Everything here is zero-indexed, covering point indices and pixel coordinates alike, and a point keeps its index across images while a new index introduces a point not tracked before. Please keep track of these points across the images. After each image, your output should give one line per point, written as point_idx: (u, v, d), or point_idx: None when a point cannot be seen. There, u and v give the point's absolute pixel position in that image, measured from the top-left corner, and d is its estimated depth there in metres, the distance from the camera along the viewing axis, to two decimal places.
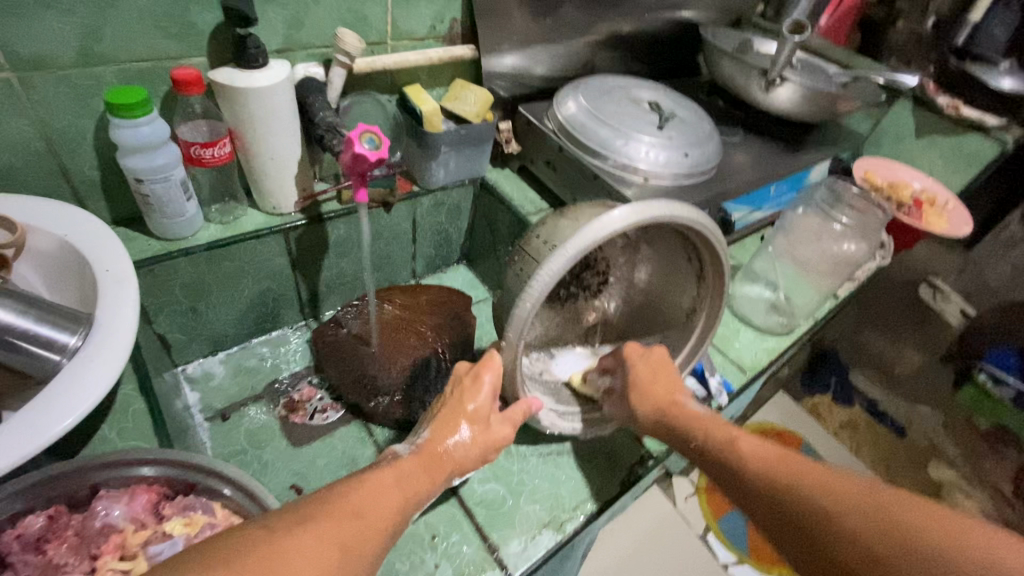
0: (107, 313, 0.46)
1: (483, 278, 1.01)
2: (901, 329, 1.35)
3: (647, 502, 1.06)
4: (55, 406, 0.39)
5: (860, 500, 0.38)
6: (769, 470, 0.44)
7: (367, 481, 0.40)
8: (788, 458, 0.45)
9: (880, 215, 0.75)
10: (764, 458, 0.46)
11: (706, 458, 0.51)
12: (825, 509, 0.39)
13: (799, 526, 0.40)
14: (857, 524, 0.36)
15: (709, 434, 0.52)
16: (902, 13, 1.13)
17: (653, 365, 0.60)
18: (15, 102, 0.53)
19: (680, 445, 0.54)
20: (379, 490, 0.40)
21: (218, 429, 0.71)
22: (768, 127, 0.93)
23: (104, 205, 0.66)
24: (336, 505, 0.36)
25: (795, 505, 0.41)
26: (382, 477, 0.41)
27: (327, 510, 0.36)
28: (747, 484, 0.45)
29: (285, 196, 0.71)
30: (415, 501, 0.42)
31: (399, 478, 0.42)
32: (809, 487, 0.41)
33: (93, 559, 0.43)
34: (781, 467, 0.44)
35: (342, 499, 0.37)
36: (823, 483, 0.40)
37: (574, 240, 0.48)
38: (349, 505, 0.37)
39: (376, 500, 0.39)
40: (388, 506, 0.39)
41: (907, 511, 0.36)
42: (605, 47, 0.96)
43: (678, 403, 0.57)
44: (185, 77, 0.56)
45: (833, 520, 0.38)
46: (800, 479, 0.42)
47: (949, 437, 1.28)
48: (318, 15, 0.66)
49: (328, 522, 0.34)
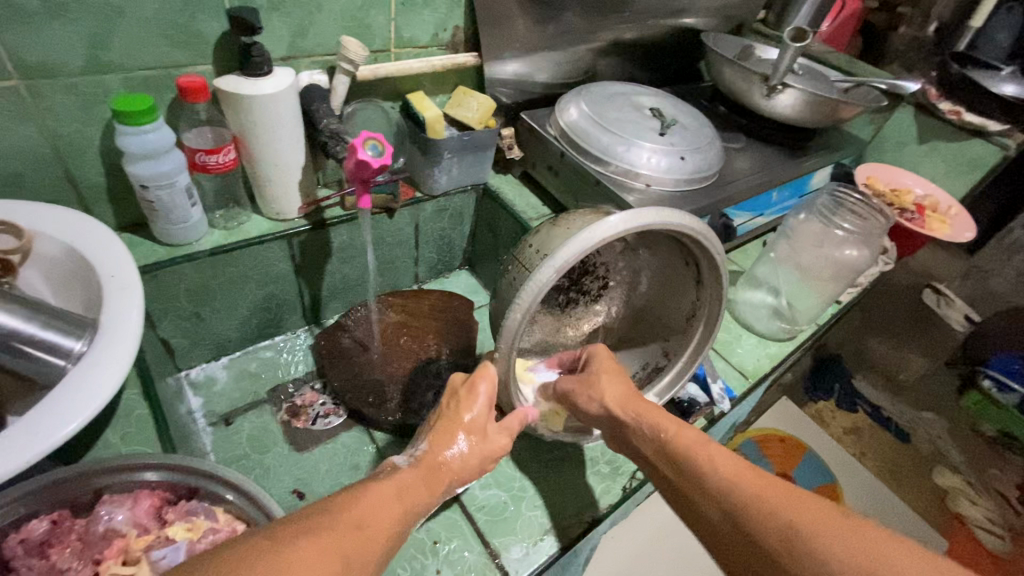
0: (112, 318, 0.47)
1: (485, 283, 1.01)
2: (905, 333, 1.38)
3: (650, 509, 1.06)
4: (60, 410, 0.40)
5: (835, 527, 0.41)
6: (744, 487, 0.46)
7: (367, 491, 0.40)
8: (758, 474, 0.47)
9: (881, 221, 0.75)
10: (736, 474, 0.48)
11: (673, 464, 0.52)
12: (801, 535, 0.42)
13: (772, 548, 0.43)
14: (831, 552, 0.40)
15: (680, 438, 0.53)
16: (904, 18, 1.16)
17: (615, 364, 0.61)
18: (23, 110, 0.54)
19: (646, 444, 0.55)
20: (379, 501, 0.40)
21: (220, 434, 0.72)
22: (770, 134, 0.92)
23: (109, 211, 0.66)
24: (337, 517, 0.36)
25: (770, 529, 0.43)
26: (382, 487, 0.41)
27: (329, 521, 0.36)
28: (721, 499, 0.47)
29: (288, 203, 0.72)
30: (414, 513, 0.42)
31: (399, 490, 0.42)
32: (784, 511, 0.43)
33: (96, 563, 0.43)
34: (754, 484, 0.46)
35: (343, 510, 0.37)
36: (796, 506, 0.43)
37: (564, 249, 0.48)
38: (350, 516, 0.37)
39: (375, 512, 0.39)
40: (388, 517, 0.39)
41: (875, 543, 0.40)
42: (607, 54, 0.96)
43: (643, 398, 0.58)
44: (190, 84, 0.57)
45: (809, 547, 0.41)
46: (775, 503, 0.44)
47: (953, 443, 1.26)
48: (322, 23, 0.67)
49: (329, 534, 0.34)
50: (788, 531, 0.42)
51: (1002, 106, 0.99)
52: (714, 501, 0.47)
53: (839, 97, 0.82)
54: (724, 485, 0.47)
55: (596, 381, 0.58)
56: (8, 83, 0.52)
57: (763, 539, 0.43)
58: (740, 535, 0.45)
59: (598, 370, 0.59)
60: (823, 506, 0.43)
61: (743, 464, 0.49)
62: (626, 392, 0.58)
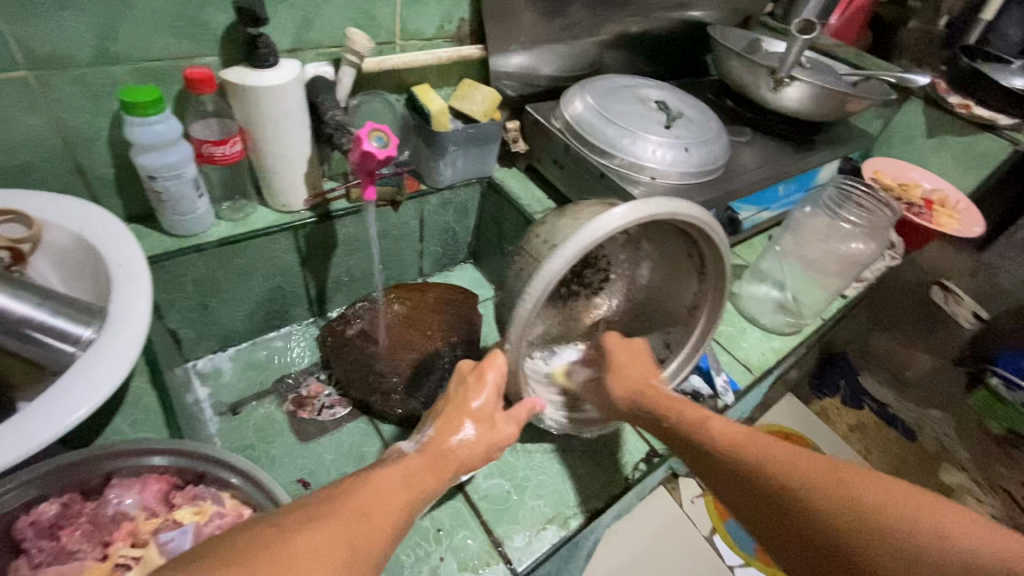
0: (120, 306, 0.47)
1: (489, 277, 1.01)
2: (910, 331, 1.34)
3: (652, 502, 1.06)
4: (69, 396, 0.40)
5: (827, 477, 0.42)
6: (749, 457, 0.47)
7: (373, 479, 0.41)
8: (755, 436, 0.49)
9: (888, 214, 0.74)
10: (736, 439, 0.50)
11: (682, 440, 0.54)
12: (794, 485, 0.43)
13: (774, 507, 0.44)
14: (822, 499, 0.41)
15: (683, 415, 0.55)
16: (914, 13, 1.12)
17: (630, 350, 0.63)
18: (33, 101, 0.55)
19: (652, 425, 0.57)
20: (385, 487, 0.40)
21: (227, 423, 0.72)
22: (777, 127, 0.92)
23: (117, 202, 0.67)
24: (343, 505, 0.36)
25: (767, 483, 0.45)
26: (386, 474, 0.42)
27: (335, 508, 0.36)
28: (725, 464, 0.49)
29: (294, 194, 0.72)
30: (422, 499, 0.43)
31: (406, 477, 0.43)
32: (779, 467, 0.45)
33: (105, 546, 0.44)
34: (752, 447, 0.48)
35: (349, 498, 0.37)
36: (792, 461, 0.45)
37: (574, 239, 0.48)
38: (356, 504, 0.37)
39: (381, 498, 0.39)
40: (395, 504, 0.39)
41: (866, 486, 0.40)
42: (613, 47, 0.96)
43: (655, 382, 0.60)
44: (197, 76, 0.57)
45: (803, 497, 0.42)
46: (772, 460, 0.46)
47: (960, 442, 1.26)
48: (328, 15, 0.67)
49: (336, 520, 0.35)
50: (781, 483, 0.44)
51: (1014, 100, 0.98)
52: (716, 468, 0.49)
53: (847, 91, 0.82)
54: (725, 450, 0.49)
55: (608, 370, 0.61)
56: (17, 73, 0.53)
57: (761, 495, 0.45)
58: (741, 494, 0.47)
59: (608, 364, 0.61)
60: (818, 459, 0.44)
61: (745, 431, 0.51)
62: (640, 379, 0.59)
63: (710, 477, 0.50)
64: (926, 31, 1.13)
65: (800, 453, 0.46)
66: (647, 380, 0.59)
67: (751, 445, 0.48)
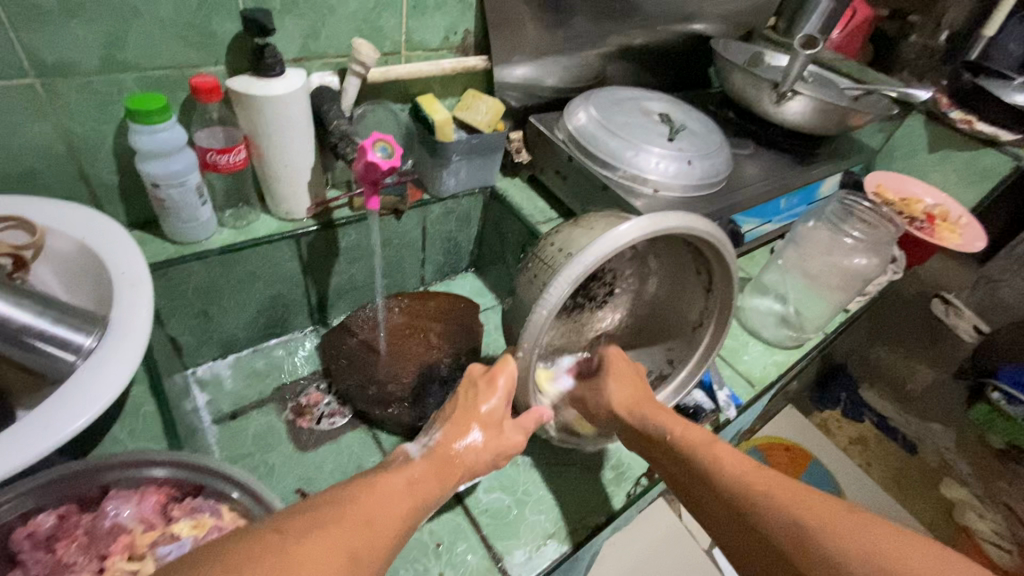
0: (121, 315, 0.47)
1: (491, 286, 1.01)
2: (913, 344, 1.33)
3: (652, 515, 1.05)
4: (69, 405, 0.40)
5: (843, 524, 0.40)
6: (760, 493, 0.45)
7: (377, 485, 0.40)
8: (762, 470, 0.47)
9: (892, 230, 0.75)
10: (746, 475, 0.47)
11: (688, 467, 0.52)
12: (808, 530, 0.41)
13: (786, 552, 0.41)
14: (839, 548, 0.39)
15: (691, 441, 0.53)
16: (915, 27, 1.14)
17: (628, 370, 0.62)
18: (39, 108, 0.55)
19: (656, 450, 0.56)
20: (387, 494, 0.40)
21: (226, 431, 0.72)
22: (779, 140, 0.92)
23: (121, 209, 0.67)
24: (345, 512, 0.36)
25: (782, 527, 0.42)
26: (390, 479, 0.41)
27: (338, 513, 0.36)
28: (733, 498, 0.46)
29: (298, 202, 0.72)
30: (425, 507, 0.42)
31: (410, 483, 0.42)
32: (792, 509, 0.43)
33: (101, 560, 0.42)
34: (762, 484, 0.46)
35: (352, 503, 0.37)
36: (811, 508, 0.42)
37: (593, 247, 0.48)
38: (358, 514, 0.36)
39: (386, 505, 0.39)
40: (398, 509, 0.39)
41: (883, 537, 0.39)
42: (617, 59, 0.97)
43: (652, 400, 0.59)
44: (203, 85, 0.57)
45: (819, 545, 0.40)
46: (782, 500, 0.44)
47: (961, 454, 1.27)
48: (334, 25, 0.67)
49: (338, 526, 0.34)
50: (793, 526, 0.42)
51: (1019, 117, 0.97)
52: (726, 504, 0.47)
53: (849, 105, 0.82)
54: (734, 485, 0.47)
55: (603, 386, 0.60)
56: (24, 81, 0.53)
57: (773, 539, 0.42)
58: (750, 533, 0.44)
59: (603, 372, 0.61)
60: (830, 503, 0.42)
61: (754, 465, 0.48)
62: (645, 400, 0.58)
63: (719, 515, 0.48)
64: (927, 46, 1.14)
65: (810, 493, 0.44)
66: (650, 402, 0.58)
67: (760, 480, 0.46)
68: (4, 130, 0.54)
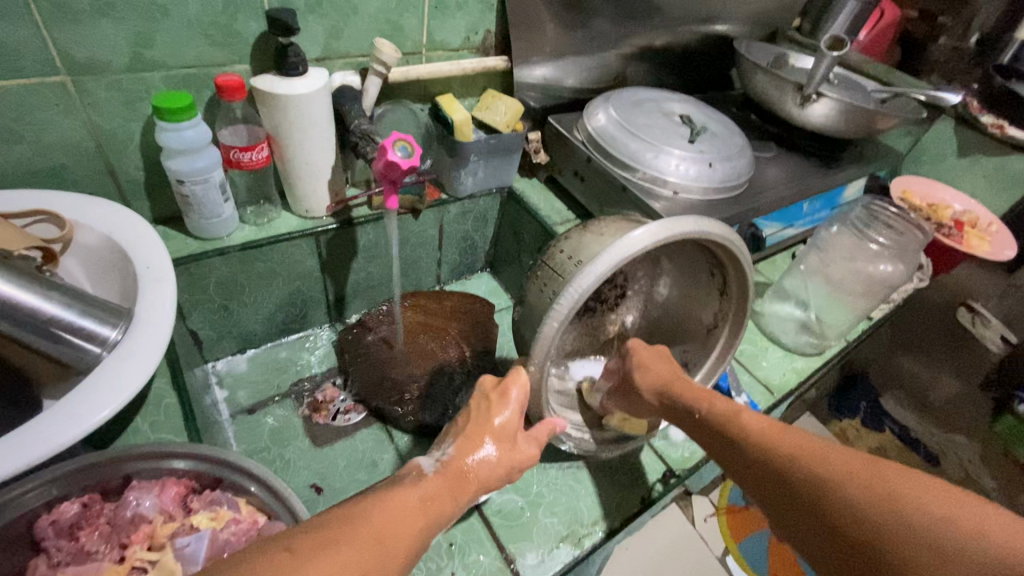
0: (147, 309, 0.48)
1: (506, 286, 1.01)
2: (936, 351, 1.29)
3: (665, 520, 1.04)
4: (95, 395, 0.41)
5: (861, 470, 0.39)
6: (780, 449, 0.45)
7: (389, 501, 0.39)
8: (782, 428, 0.47)
9: (919, 237, 0.73)
10: (767, 433, 0.47)
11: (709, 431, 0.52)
12: (829, 480, 0.40)
13: (804, 500, 0.41)
14: (861, 498, 0.38)
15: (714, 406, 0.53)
16: (945, 29, 1.11)
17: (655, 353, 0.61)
18: (69, 105, 0.56)
19: (680, 419, 0.56)
20: (401, 511, 0.39)
21: (243, 424, 0.73)
22: (802, 142, 0.91)
23: (146, 205, 0.68)
24: (358, 530, 0.35)
25: (799, 479, 0.42)
26: (400, 497, 0.40)
27: (348, 532, 0.35)
28: (750, 456, 0.47)
29: (317, 201, 0.73)
30: (439, 522, 0.42)
31: (423, 499, 0.42)
32: (814, 462, 0.42)
33: (123, 548, 0.44)
34: (786, 441, 0.45)
35: (365, 520, 0.36)
36: (829, 458, 0.42)
37: (608, 254, 0.47)
38: (371, 530, 0.36)
39: (397, 523, 0.38)
40: (407, 532, 0.38)
41: (900, 477, 0.38)
42: (638, 59, 0.96)
43: (682, 376, 0.58)
44: (227, 83, 0.58)
45: (835, 492, 0.39)
46: (801, 454, 0.43)
47: (984, 468, 1.24)
48: (356, 24, 0.68)
49: (351, 545, 0.34)
50: (815, 478, 0.41)
51: None
52: (751, 467, 0.46)
53: (876, 108, 0.80)
54: (756, 443, 0.47)
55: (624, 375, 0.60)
56: (56, 78, 0.54)
57: (793, 490, 0.42)
58: (770, 488, 0.44)
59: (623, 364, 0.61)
60: (849, 453, 0.42)
61: (779, 425, 0.48)
62: (658, 370, 0.59)
63: (740, 472, 0.48)
64: (957, 48, 1.11)
65: (833, 447, 0.43)
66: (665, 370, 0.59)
67: (786, 440, 0.45)
68: (36, 126, 0.56)
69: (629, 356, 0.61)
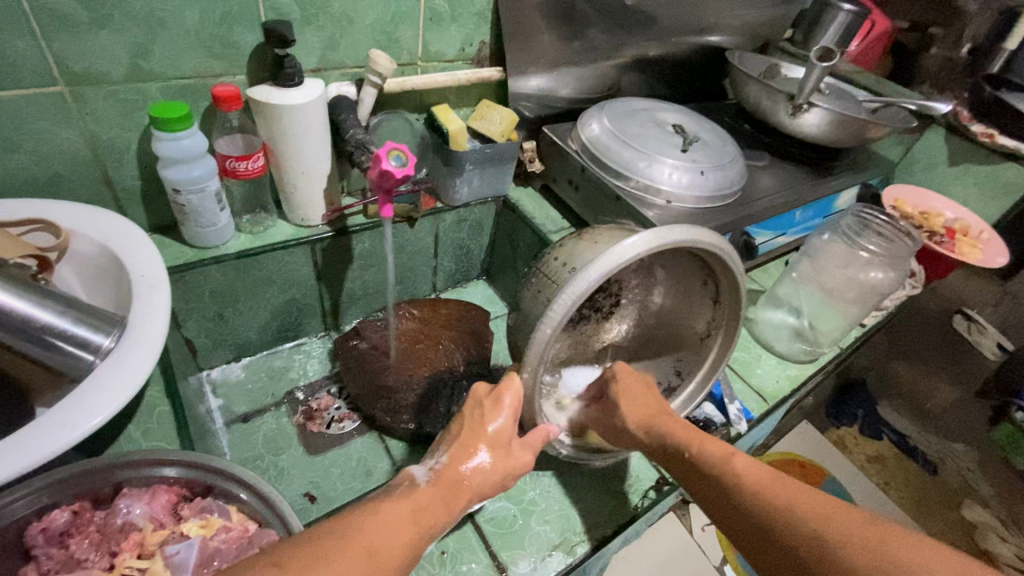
0: (140, 316, 0.48)
1: (501, 294, 1.02)
2: (932, 360, 1.32)
3: (662, 530, 1.04)
4: (87, 403, 0.41)
5: (863, 533, 0.38)
6: (774, 501, 0.43)
7: (379, 513, 0.39)
8: (775, 476, 0.46)
9: (909, 244, 0.73)
10: (761, 483, 0.45)
11: (702, 475, 0.50)
12: (829, 544, 0.39)
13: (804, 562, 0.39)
14: (862, 560, 0.37)
15: (706, 450, 0.51)
16: (936, 39, 1.13)
17: (640, 384, 0.61)
18: (67, 114, 0.57)
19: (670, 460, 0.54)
20: (390, 524, 0.39)
21: (238, 432, 0.73)
22: (793, 151, 0.92)
23: (143, 213, 0.69)
24: (349, 544, 0.35)
25: (799, 539, 0.40)
26: (392, 507, 0.40)
27: (336, 549, 0.35)
28: (744, 509, 0.45)
29: (313, 209, 0.73)
30: (431, 535, 0.42)
31: (414, 511, 0.41)
32: (815, 522, 0.40)
33: (112, 556, 0.44)
34: (781, 492, 0.44)
35: (355, 534, 0.37)
36: (827, 515, 0.40)
37: (599, 263, 0.48)
38: (359, 543, 0.36)
39: (387, 535, 0.38)
40: (399, 541, 0.38)
41: (902, 543, 0.37)
42: (631, 70, 0.97)
43: (669, 415, 0.58)
44: (225, 94, 0.58)
45: (836, 558, 0.38)
46: (798, 510, 0.42)
47: (983, 476, 1.21)
48: (352, 36, 0.69)
49: (339, 562, 0.34)
50: (814, 540, 0.39)
51: None
52: (744, 518, 0.45)
53: (866, 117, 0.81)
54: (750, 493, 0.45)
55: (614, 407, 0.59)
56: (54, 89, 0.55)
57: (792, 550, 0.40)
58: (766, 545, 0.42)
59: (615, 395, 0.60)
60: (846, 510, 0.41)
61: (771, 473, 0.46)
62: (652, 409, 0.58)
63: (733, 522, 0.46)
64: (948, 58, 1.12)
65: (830, 502, 0.42)
66: (659, 410, 0.58)
67: (780, 490, 0.44)
68: (34, 136, 0.56)
69: (614, 381, 0.61)
